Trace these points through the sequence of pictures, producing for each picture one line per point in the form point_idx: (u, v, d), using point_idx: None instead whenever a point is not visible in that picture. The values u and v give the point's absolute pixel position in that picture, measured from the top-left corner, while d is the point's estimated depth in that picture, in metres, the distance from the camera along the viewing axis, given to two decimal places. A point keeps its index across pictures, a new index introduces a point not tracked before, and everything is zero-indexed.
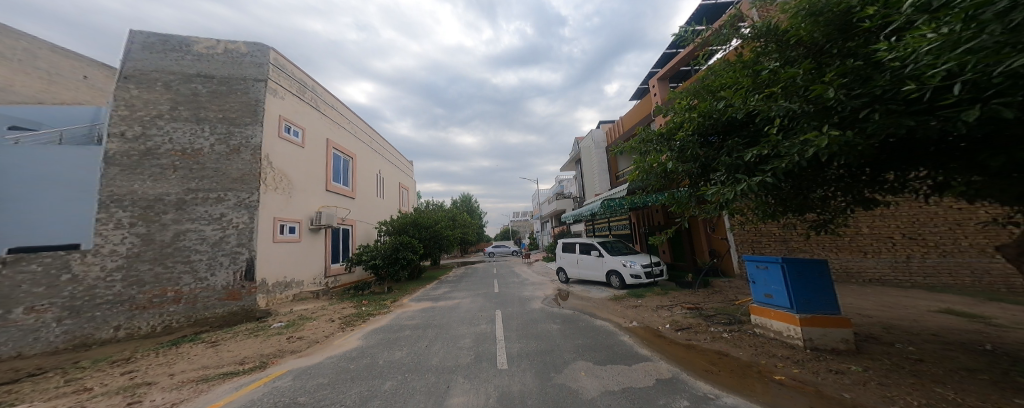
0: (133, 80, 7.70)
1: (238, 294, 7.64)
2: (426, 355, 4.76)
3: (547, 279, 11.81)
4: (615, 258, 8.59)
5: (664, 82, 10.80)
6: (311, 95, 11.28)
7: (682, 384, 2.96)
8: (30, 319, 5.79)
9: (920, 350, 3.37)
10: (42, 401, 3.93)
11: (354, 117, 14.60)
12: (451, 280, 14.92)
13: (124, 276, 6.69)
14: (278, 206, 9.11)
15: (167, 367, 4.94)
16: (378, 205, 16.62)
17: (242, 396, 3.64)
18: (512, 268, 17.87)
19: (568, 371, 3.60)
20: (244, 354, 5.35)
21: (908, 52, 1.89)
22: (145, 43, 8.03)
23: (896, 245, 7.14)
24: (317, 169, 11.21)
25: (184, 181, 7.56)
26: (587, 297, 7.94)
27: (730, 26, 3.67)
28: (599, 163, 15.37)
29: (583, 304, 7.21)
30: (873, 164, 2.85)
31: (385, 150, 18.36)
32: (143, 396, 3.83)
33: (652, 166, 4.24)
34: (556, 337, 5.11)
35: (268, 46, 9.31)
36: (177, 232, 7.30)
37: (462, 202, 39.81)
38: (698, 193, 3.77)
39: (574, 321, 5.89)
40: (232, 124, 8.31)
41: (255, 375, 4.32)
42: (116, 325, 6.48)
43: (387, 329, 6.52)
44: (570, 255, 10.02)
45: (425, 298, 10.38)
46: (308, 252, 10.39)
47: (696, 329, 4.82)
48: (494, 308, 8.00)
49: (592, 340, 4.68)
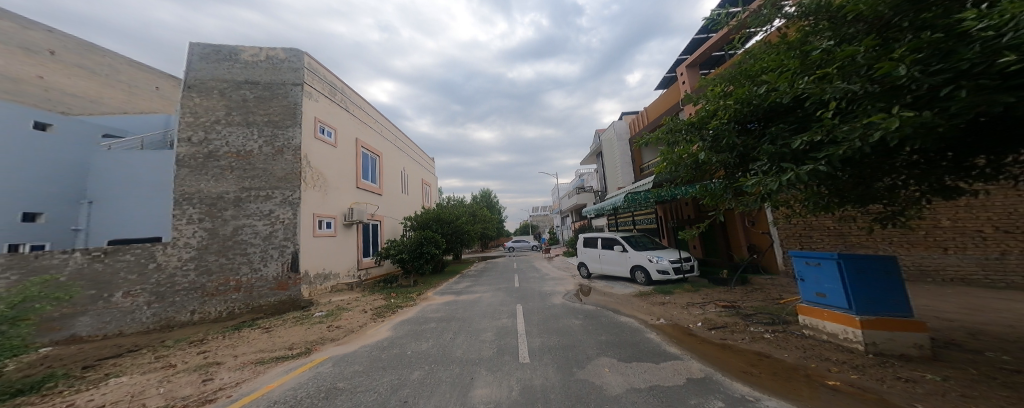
0: (195, 90, 8.41)
1: (286, 284, 8.12)
2: (450, 347, 4.86)
3: (568, 274, 11.69)
4: (639, 253, 8.36)
5: (693, 69, 10.29)
6: (341, 97, 11.67)
7: (717, 385, 2.85)
8: (127, 302, 6.80)
9: (1016, 360, 3.05)
10: (138, 374, 4.40)
11: (379, 116, 14.98)
12: (473, 275, 15.12)
13: (195, 266, 7.48)
14: (315, 202, 9.53)
15: (232, 349, 5.35)
16: (403, 201, 17.06)
17: (292, 379, 3.87)
18: (531, 262, 17.89)
19: (591, 367, 3.57)
20: (292, 340, 5.73)
21: (1006, 19, 1.66)
22: (201, 54, 8.66)
23: (985, 239, 6.42)
24: (348, 168, 11.67)
25: (237, 180, 8.18)
26: (610, 293, 7.80)
27: (771, 6, 3.39)
28: (622, 155, 14.94)
29: (606, 300, 7.08)
30: (956, 147, 2.61)
31: (409, 148, 18.85)
32: (213, 374, 4.18)
33: (681, 157, 4.04)
34: (579, 333, 5.04)
35: (303, 51, 9.69)
36: (235, 227, 7.97)
37: (480, 198, 40.24)
38: (735, 184, 3.59)
39: (596, 317, 5.81)
40: (277, 127, 8.81)
41: (301, 360, 4.60)
42: (191, 310, 7.29)
43: (414, 321, 6.74)
44: (592, 250, 9.87)
45: (448, 291, 10.62)
46: (342, 246, 10.91)
47: (732, 328, 4.62)
48: (514, 303, 8.05)
49: (616, 336, 4.59)
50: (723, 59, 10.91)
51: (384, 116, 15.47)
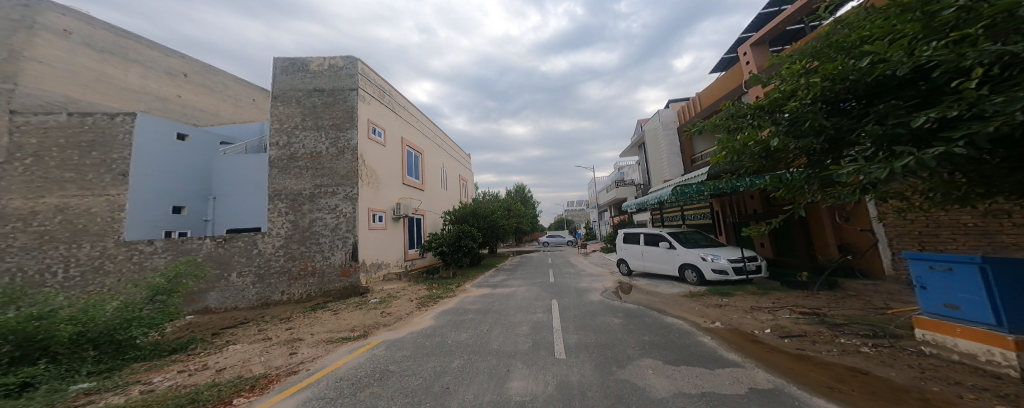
0: (279, 99, 10.08)
1: (348, 272, 9.33)
2: (488, 339, 4.99)
3: (606, 271, 11.41)
4: (689, 251, 7.82)
5: (760, 47, 9.37)
6: (389, 99, 12.39)
7: (789, 398, 2.58)
8: (240, 281, 8.91)
9: None
10: (247, 343, 5.57)
11: (421, 115, 15.72)
12: (508, 269, 15.39)
13: (284, 253, 9.20)
14: (370, 198, 10.40)
15: (309, 328, 6.22)
16: (442, 197, 17.76)
17: (353, 359, 4.31)
18: (567, 258, 17.65)
19: (632, 368, 3.44)
20: (354, 323, 6.37)
21: None
22: (283, 66, 10.26)
23: None
24: (395, 165, 12.41)
25: (312, 178, 9.67)
26: (654, 291, 7.45)
27: None
28: (668, 145, 14.07)
29: (649, 299, 6.75)
30: None
31: (448, 146, 19.64)
32: (297, 349, 4.97)
33: (746, 145, 3.61)
34: (618, 332, 4.90)
35: (356, 57, 10.48)
36: (311, 219, 9.49)
37: (514, 193, 40.72)
38: (819, 174, 3.05)
39: (637, 316, 5.57)
40: (339, 130, 10.00)
41: (360, 342, 5.07)
42: (281, 290, 9.03)
43: (453, 311, 7.01)
44: (633, 246, 9.49)
45: (484, 284, 10.91)
46: (392, 238, 11.65)
47: (814, 339, 4.12)
48: (549, 298, 8.03)
49: (661, 338, 4.37)
50: (801, 33, 9.73)
51: (425, 115, 16.11)
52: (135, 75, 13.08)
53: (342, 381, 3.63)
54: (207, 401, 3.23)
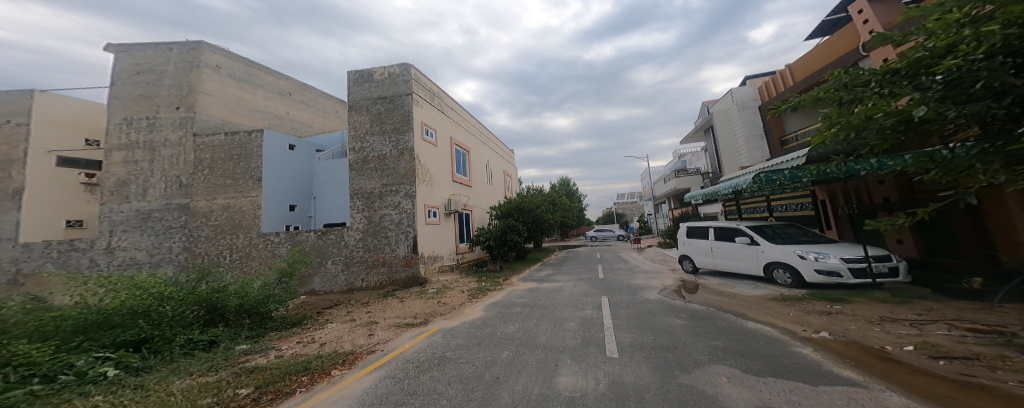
0: (353, 108, 11.19)
1: (410, 262, 10.17)
2: (535, 333, 4.97)
3: (663, 267, 10.66)
4: (781, 248, 6.70)
5: (885, 2, 7.86)
6: (439, 101, 12.96)
7: None
8: (333, 268, 10.45)
9: None
10: (339, 322, 6.61)
11: (467, 115, 16.24)
12: (554, 263, 15.28)
13: (362, 246, 10.43)
14: (426, 195, 11.11)
15: (384, 313, 7.05)
16: (488, 192, 18.18)
17: (416, 344, 4.74)
18: (619, 253, 16.97)
19: (701, 374, 3.15)
20: (415, 310, 6.99)
21: None
22: (354, 78, 11.36)
23: None
24: (445, 164, 13.00)
25: (380, 179, 10.67)
26: (723, 291, 6.77)
27: None
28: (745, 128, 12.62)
29: (719, 299, 6.16)
30: None
31: (492, 143, 20.03)
32: (374, 331, 5.71)
33: (867, 119, 2.91)
34: (682, 334, 4.55)
35: (410, 64, 11.11)
36: (382, 214, 10.50)
37: (560, 186, 40.17)
38: (1007, 148, 2.32)
39: (704, 319, 5.09)
40: (400, 133, 10.78)
41: (420, 329, 5.56)
42: (362, 277, 10.28)
43: (501, 304, 7.14)
44: (700, 241, 8.65)
45: (530, 278, 10.93)
46: (444, 233, 12.26)
47: (997, 364, 2.89)
48: (598, 294, 7.79)
49: (735, 343, 3.90)
50: None
51: (469, 113, 16.57)
52: (267, 98, 15.95)
53: (409, 363, 4.00)
54: (314, 370, 4.03)
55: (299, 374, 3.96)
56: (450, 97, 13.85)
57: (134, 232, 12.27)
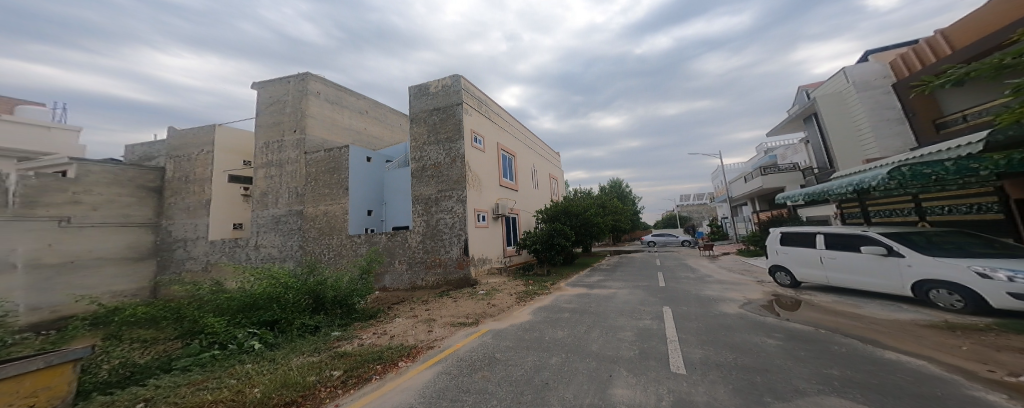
0: (415, 120, 12.08)
1: (462, 264, 10.52)
2: (585, 340, 5.07)
3: (739, 277, 9.48)
4: (934, 261, 5.19)
5: None
6: (486, 108, 13.30)
7: None
8: (399, 267, 11.32)
9: None
10: (404, 318, 7.27)
11: (512, 119, 16.41)
12: (607, 268, 14.66)
13: (422, 247, 11.12)
14: (475, 199, 11.40)
15: (443, 311, 7.55)
16: (534, 195, 18.13)
17: (468, 343, 5.23)
18: (681, 259, 15.63)
19: (799, 403, 2.73)
20: (466, 311, 7.42)
21: None
22: (415, 92, 12.23)
23: None
24: (493, 168, 13.22)
25: (436, 185, 11.29)
26: (824, 308, 5.74)
27: None
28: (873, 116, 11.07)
29: (819, 318, 5.23)
30: None
31: (537, 146, 19.91)
32: (432, 328, 6.22)
33: None
34: (768, 355, 4.02)
35: (458, 75, 11.59)
36: (437, 218, 11.08)
37: (612, 188, 38.60)
38: None
39: (800, 340, 4.38)
40: (453, 141, 11.26)
41: (471, 329, 6.02)
42: (421, 277, 10.94)
43: (550, 308, 7.22)
44: (803, 250, 7.33)
45: (580, 283, 10.61)
46: (492, 236, 12.43)
47: None
48: (659, 304, 7.33)
49: (851, 373, 3.27)
50: None
51: (514, 118, 16.76)
52: (353, 118, 18.15)
53: (461, 360, 4.46)
54: (385, 360, 4.68)
55: (375, 362, 4.64)
56: (496, 103, 14.11)
57: (270, 233, 14.86)
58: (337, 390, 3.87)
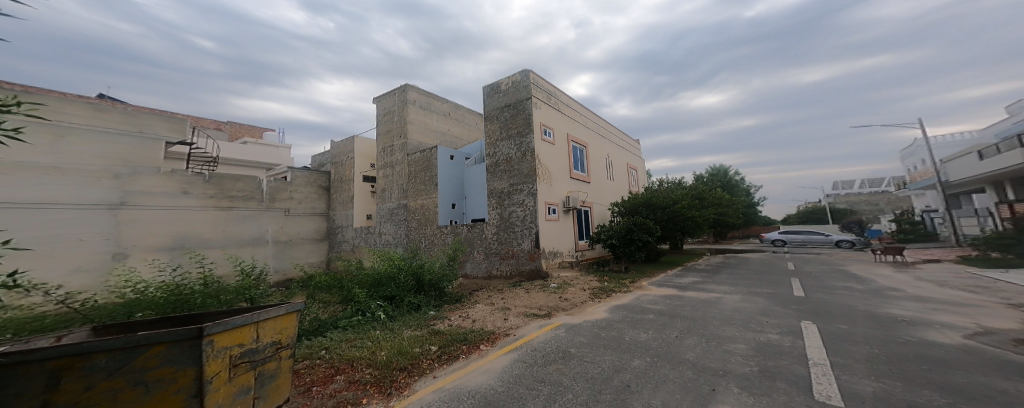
0: (489, 118, 12.47)
1: (534, 257, 10.50)
2: (675, 346, 4.57)
3: (918, 296, 6.94)
4: None
5: None
6: (556, 100, 12.85)
7: None
8: (479, 256, 11.95)
9: None
10: (484, 304, 7.62)
11: (584, 109, 15.49)
12: (706, 269, 12.73)
13: (498, 239, 11.51)
14: (545, 193, 11.20)
15: (518, 301, 7.70)
16: (609, 187, 16.88)
17: (543, 334, 5.30)
18: (813, 265, 12.41)
19: None
20: (540, 303, 7.44)
21: None
22: (487, 91, 12.56)
23: None
24: (563, 161, 12.78)
25: (508, 179, 11.51)
26: None
27: None
28: None
29: None
30: None
31: (612, 134, 18.40)
32: (506, 317, 6.40)
33: None
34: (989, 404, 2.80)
35: (526, 69, 11.44)
36: (510, 211, 11.31)
37: (716, 176, 33.18)
38: None
39: None
40: (523, 136, 11.26)
41: (545, 321, 6.09)
42: (496, 267, 11.38)
43: (631, 308, 6.85)
44: None
45: (671, 284, 9.53)
46: (564, 230, 12.10)
47: None
48: (778, 317, 5.99)
49: None
50: None
51: (585, 108, 15.79)
52: (441, 121, 19.82)
53: (536, 351, 4.53)
54: (469, 342, 4.95)
55: (461, 342, 4.95)
56: (566, 94, 13.49)
57: (386, 223, 17.53)
58: (434, 363, 4.26)
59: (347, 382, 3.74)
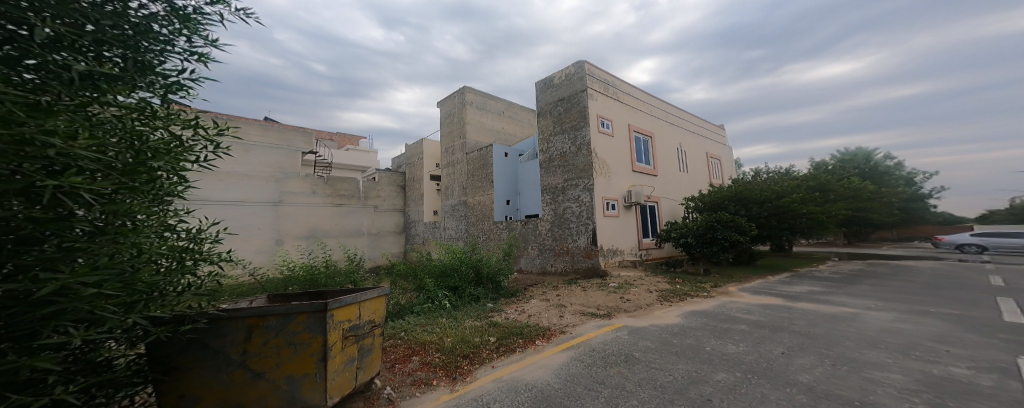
0: (543, 113, 14.09)
1: (590, 255, 11.83)
2: (704, 343, 5.54)
3: None
4: None
5: None
6: (613, 90, 13.69)
7: None
8: (536, 248, 13.70)
9: None
10: (540, 300, 9.03)
11: (648, 98, 15.66)
12: (831, 279, 11.59)
13: (557, 235, 13.01)
14: (603, 187, 12.28)
15: (574, 299, 8.84)
16: (681, 179, 16.66)
17: (601, 335, 6.22)
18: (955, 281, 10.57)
19: None
20: (596, 302, 8.46)
21: None
22: (541, 85, 14.13)
23: None
24: (624, 154, 13.65)
25: (563, 174, 13.01)
26: None
27: None
28: None
29: None
30: None
31: (687, 120, 18.02)
32: (558, 316, 7.56)
33: None
34: None
35: (583, 60, 12.65)
36: (565, 206, 12.77)
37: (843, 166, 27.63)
38: None
39: None
40: (578, 128, 12.52)
41: (606, 322, 7.06)
42: (553, 261, 13.00)
43: (708, 315, 7.32)
44: None
45: (760, 292, 9.77)
46: (626, 227, 13.06)
47: None
48: (839, 330, 6.01)
49: None
50: None
51: (650, 97, 16.03)
52: (501, 119, 21.92)
53: (594, 353, 5.30)
54: (526, 336, 6.19)
55: (518, 336, 6.22)
56: (627, 83, 14.29)
57: (450, 219, 20.09)
58: (493, 354, 5.46)
59: (421, 364, 5.13)
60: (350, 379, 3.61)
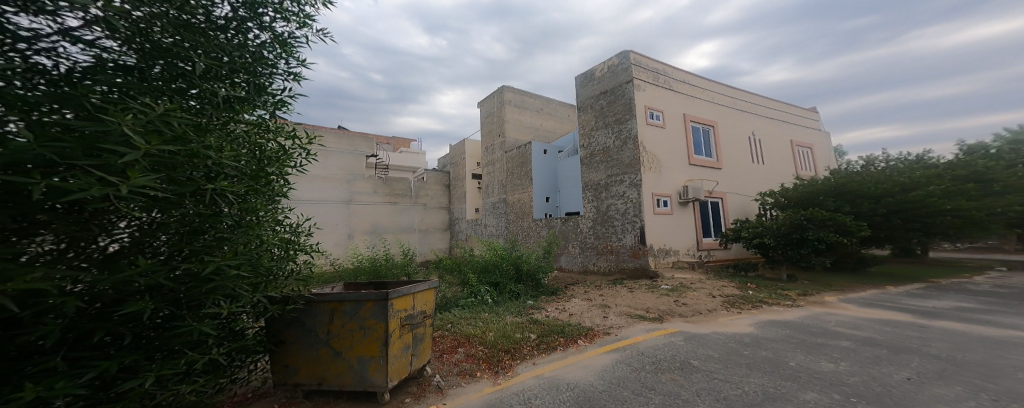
0: (584, 108, 13.50)
1: (638, 254, 10.98)
2: (781, 353, 4.21)
3: None
4: None
5: None
6: (664, 79, 12.38)
7: None
8: (579, 248, 13.27)
9: None
10: (590, 297, 8.36)
11: (711, 84, 13.78)
12: (987, 291, 8.48)
13: (602, 233, 12.33)
14: (653, 183, 11.32)
15: (626, 298, 7.97)
16: (754, 173, 14.22)
17: (651, 339, 5.03)
18: None
19: None
20: (647, 304, 7.35)
21: None
22: (582, 79, 13.56)
23: None
24: (680, 146, 12.33)
25: (606, 170, 12.36)
26: None
27: None
28: None
29: None
30: None
31: (764, 106, 15.32)
32: (608, 313, 6.75)
33: None
34: None
35: (627, 50, 11.76)
36: (609, 204, 12.13)
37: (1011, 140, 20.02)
38: None
39: None
40: (623, 122, 11.71)
41: (657, 325, 5.79)
42: (595, 260, 12.48)
43: (794, 325, 5.50)
44: None
45: (864, 302, 7.30)
46: (680, 225, 11.80)
47: None
48: (984, 349, 4.27)
49: None
50: None
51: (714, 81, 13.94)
52: (539, 117, 21.50)
53: (645, 356, 4.26)
54: (567, 335, 5.15)
55: (559, 334, 5.18)
56: (681, 70, 12.72)
57: (490, 215, 20.18)
58: (534, 350, 4.59)
59: (466, 355, 4.43)
60: (406, 364, 3.31)
